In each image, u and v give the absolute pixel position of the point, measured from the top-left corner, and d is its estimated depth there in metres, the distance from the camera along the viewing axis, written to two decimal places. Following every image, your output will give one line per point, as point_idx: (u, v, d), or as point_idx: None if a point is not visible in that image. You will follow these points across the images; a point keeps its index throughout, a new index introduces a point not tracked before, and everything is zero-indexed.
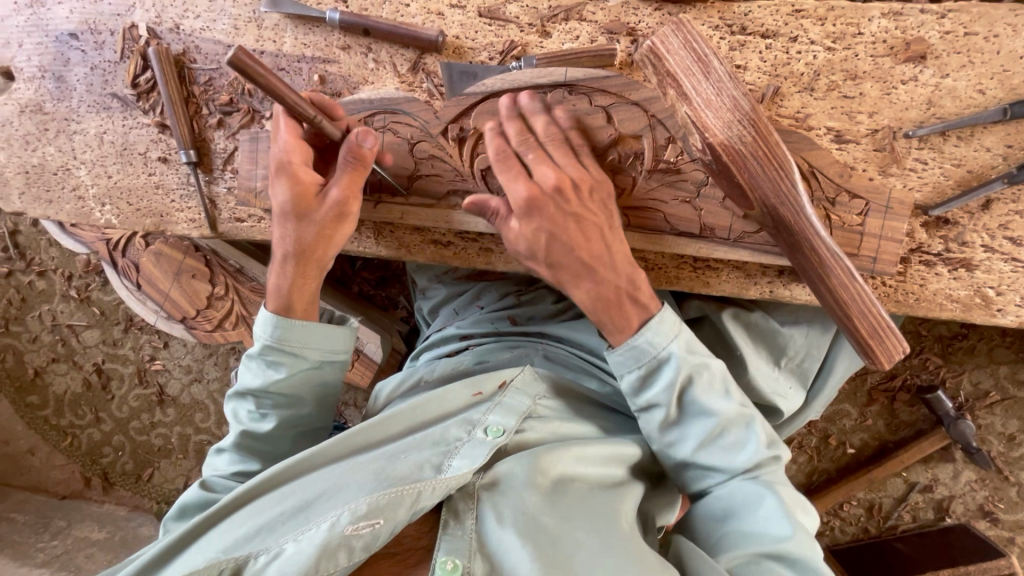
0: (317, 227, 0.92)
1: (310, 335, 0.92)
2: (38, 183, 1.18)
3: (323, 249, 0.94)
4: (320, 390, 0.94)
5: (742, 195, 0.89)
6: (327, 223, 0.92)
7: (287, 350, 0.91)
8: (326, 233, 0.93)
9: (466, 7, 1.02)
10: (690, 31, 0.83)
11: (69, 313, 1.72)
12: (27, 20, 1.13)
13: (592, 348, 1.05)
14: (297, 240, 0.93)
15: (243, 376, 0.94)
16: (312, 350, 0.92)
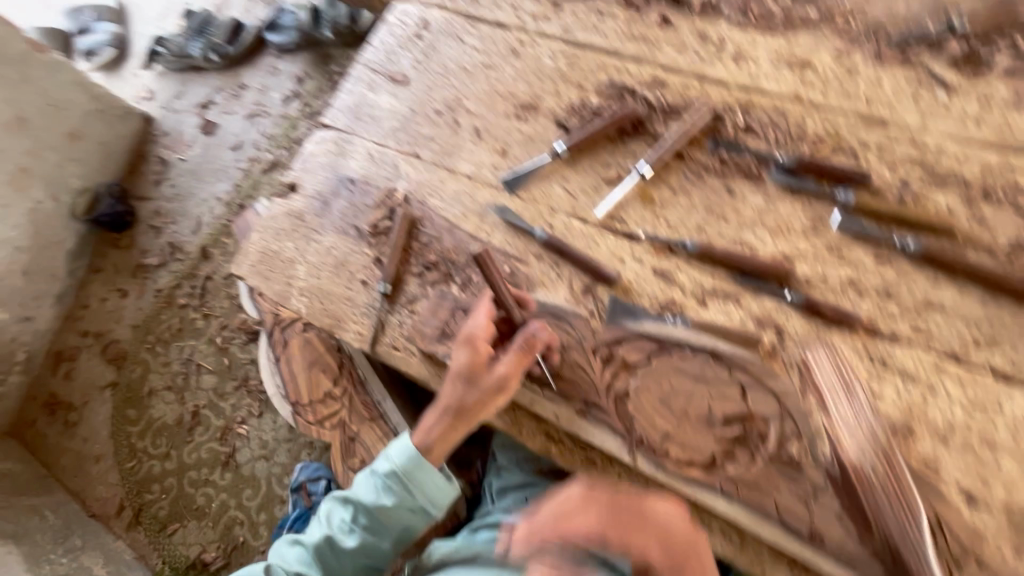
0: (480, 391, 1.13)
1: (427, 481, 1.15)
2: (267, 263, 1.49)
3: (476, 409, 1.14)
4: (403, 531, 1.19)
5: (864, 522, 0.97)
6: (488, 388, 1.13)
7: (404, 484, 1.15)
8: (484, 398, 1.13)
9: (645, 261, 1.23)
10: (840, 361, 1.06)
11: (204, 355, 1.97)
12: (326, 159, 1.54)
13: None
14: (460, 398, 1.14)
15: (358, 487, 1.18)
16: (421, 496, 1.16)
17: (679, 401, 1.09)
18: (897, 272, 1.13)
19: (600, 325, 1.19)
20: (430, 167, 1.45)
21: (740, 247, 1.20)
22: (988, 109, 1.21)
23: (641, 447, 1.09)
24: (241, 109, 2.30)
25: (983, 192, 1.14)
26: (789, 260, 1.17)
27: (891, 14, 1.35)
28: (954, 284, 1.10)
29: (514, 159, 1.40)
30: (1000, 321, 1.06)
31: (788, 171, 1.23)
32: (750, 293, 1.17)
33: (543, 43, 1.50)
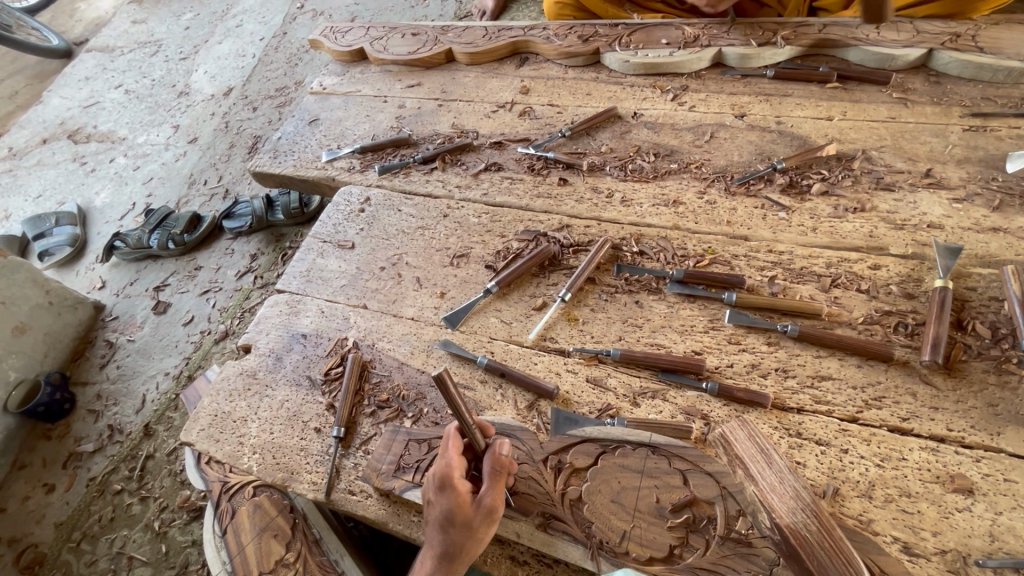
0: (471, 530, 1.08)
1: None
2: (218, 425, 1.50)
3: (469, 550, 1.09)
4: None
5: None
6: (479, 525, 1.08)
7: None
8: (478, 535, 1.09)
9: (578, 372, 1.38)
10: (752, 427, 1.10)
11: (138, 545, 1.79)
12: (280, 320, 1.67)
13: None
14: (453, 544, 1.08)
15: None
16: None
17: (629, 497, 1.15)
18: (786, 352, 1.33)
19: (547, 436, 1.27)
20: (378, 315, 1.60)
21: (657, 349, 1.38)
22: (817, 220, 1.56)
23: (603, 551, 1.11)
24: (195, 288, 2.45)
25: (832, 280, 1.42)
26: (699, 354, 1.35)
27: (730, 161, 1.76)
28: (833, 356, 1.30)
29: (453, 300, 1.59)
30: (878, 381, 1.25)
31: (681, 282, 1.48)
32: (674, 387, 1.32)
33: (468, 206, 1.81)
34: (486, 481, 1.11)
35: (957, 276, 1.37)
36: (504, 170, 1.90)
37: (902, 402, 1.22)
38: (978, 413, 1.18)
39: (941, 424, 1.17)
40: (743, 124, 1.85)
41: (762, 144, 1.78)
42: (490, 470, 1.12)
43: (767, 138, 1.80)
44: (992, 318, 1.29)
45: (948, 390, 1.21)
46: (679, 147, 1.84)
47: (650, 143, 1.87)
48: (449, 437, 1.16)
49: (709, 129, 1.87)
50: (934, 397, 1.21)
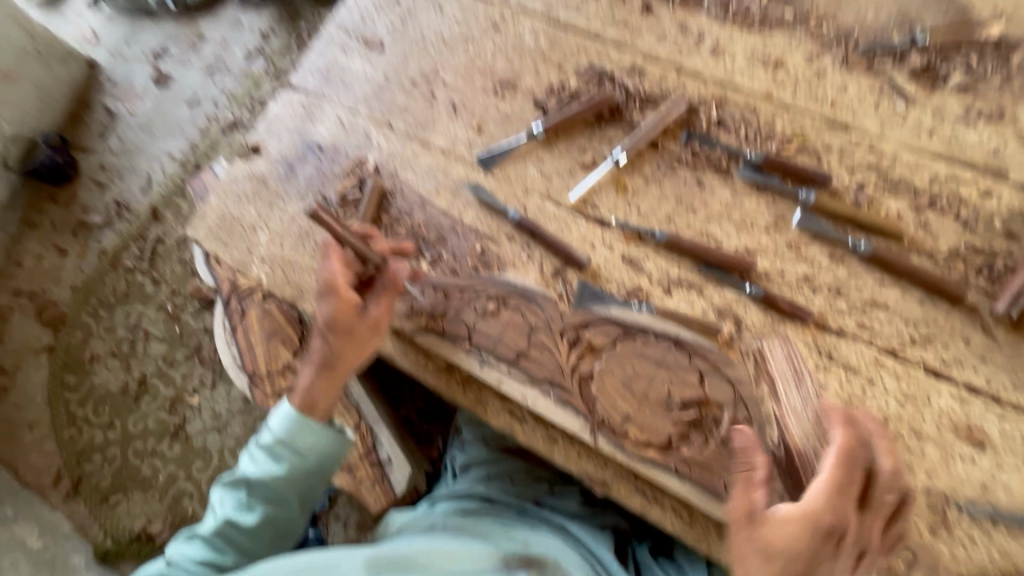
0: (350, 339, 1.16)
1: (309, 436, 1.15)
2: (226, 228, 1.42)
3: (350, 359, 1.18)
4: (302, 492, 1.18)
5: (801, 497, 0.99)
6: (362, 335, 1.17)
7: (287, 449, 1.16)
8: (356, 344, 1.17)
9: (615, 248, 1.26)
10: (792, 349, 1.12)
11: (153, 322, 1.87)
12: (294, 123, 1.48)
13: (603, 559, 1.21)
14: (332, 351, 1.16)
15: (246, 464, 1.19)
16: (309, 453, 1.16)
17: (640, 385, 1.12)
18: (847, 270, 1.19)
19: (568, 308, 1.21)
20: (403, 140, 1.41)
21: (706, 239, 1.24)
22: (940, 121, 1.28)
23: (602, 428, 1.12)
24: (198, 62, 2.16)
25: (929, 200, 1.22)
26: (751, 254, 1.22)
27: (861, 22, 1.39)
28: (897, 284, 1.18)
29: (490, 137, 1.38)
30: (935, 320, 1.15)
31: (755, 168, 1.28)
32: (713, 283, 1.21)
33: (525, 19, 1.47)
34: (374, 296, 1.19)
35: None
36: None
37: (952, 346, 1.13)
38: None
39: (982, 376, 1.11)
40: None
41: (909, 5, 1.39)
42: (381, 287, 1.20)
43: None
44: None
45: (1005, 345, 1.12)
46: None
47: None
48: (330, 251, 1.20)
49: None
50: (987, 348, 1.12)
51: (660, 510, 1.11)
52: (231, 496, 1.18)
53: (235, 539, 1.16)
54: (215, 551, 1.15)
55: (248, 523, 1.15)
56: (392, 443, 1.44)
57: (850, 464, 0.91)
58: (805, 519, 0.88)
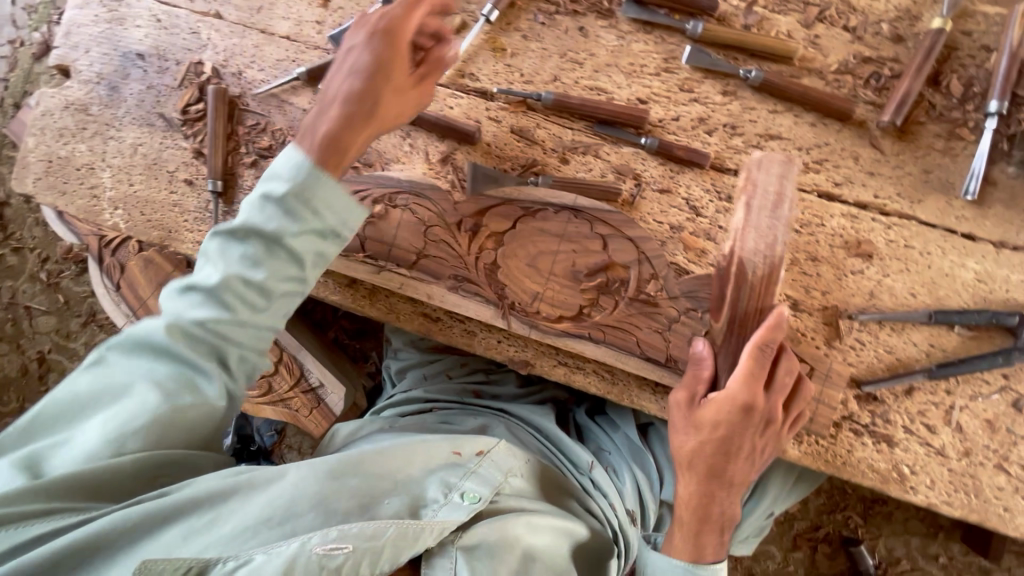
0: (393, 90, 0.99)
1: (336, 193, 0.91)
2: (58, 173, 1.21)
3: (383, 114, 0.98)
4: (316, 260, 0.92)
5: (720, 304, 1.05)
6: (407, 92, 1.01)
7: (300, 202, 0.88)
8: (393, 99, 0.99)
9: (502, 122, 1.16)
10: (790, 173, 1.02)
11: (30, 295, 1.67)
12: (101, 31, 1.22)
13: (547, 430, 1.22)
14: (368, 95, 0.96)
15: (241, 223, 0.89)
16: (328, 215, 0.90)
17: (545, 261, 1.09)
18: (741, 104, 1.14)
19: (461, 196, 1.13)
20: (239, 31, 1.19)
21: (596, 94, 1.15)
22: None
23: (514, 311, 1.10)
24: None
25: (819, 12, 1.14)
26: (644, 103, 1.14)
27: None
28: (790, 111, 1.14)
29: (341, 12, 1.18)
30: (827, 141, 1.13)
31: (639, 4, 1.15)
32: (608, 142, 1.15)
33: None
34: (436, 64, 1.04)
35: (959, 15, 1.14)
36: None
37: (842, 166, 1.13)
38: (909, 180, 1.12)
39: (870, 190, 1.12)
40: None
41: None
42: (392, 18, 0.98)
43: None
44: (971, 73, 1.13)
45: (891, 155, 1.12)
46: None
47: None
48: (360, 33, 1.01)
49: None
50: (876, 162, 1.13)
51: (583, 376, 1.14)
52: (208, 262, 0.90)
53: (246, 307, 0.88)
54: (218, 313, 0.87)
55: (261, 280, 0.88)
56: (320, 367, 1.41)
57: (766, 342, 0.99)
58: (727, 402, 0.98)
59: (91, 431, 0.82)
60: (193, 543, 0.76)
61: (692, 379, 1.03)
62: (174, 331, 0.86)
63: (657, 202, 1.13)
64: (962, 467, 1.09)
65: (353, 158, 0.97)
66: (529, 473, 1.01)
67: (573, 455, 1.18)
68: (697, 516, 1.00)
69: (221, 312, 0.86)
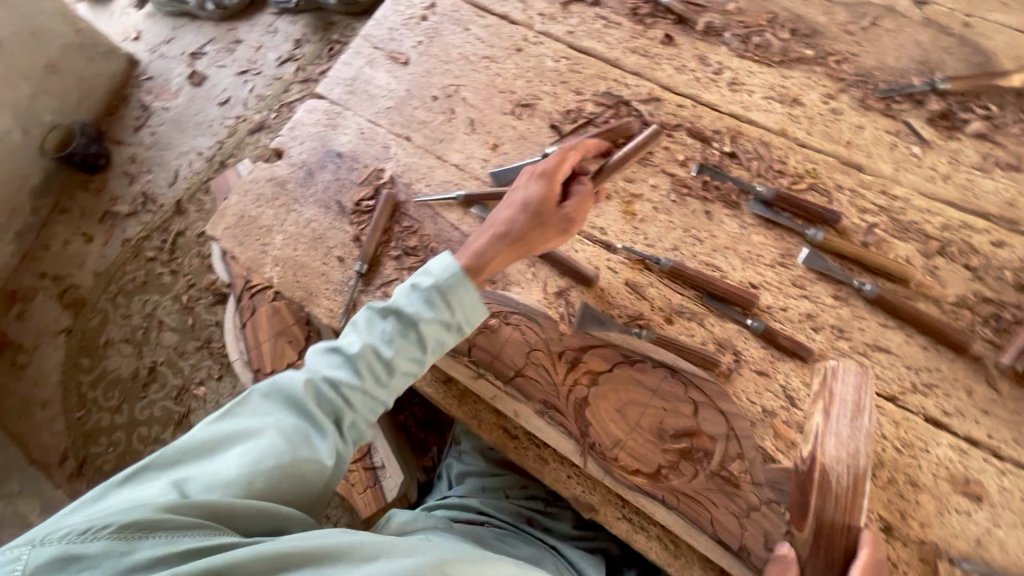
0: (543, 221, 1.16)
1: (468, 300, 1.06)
2: (243, 227, 1.47)
3: (533, 242, 1.16)
4: (438, 347, 1.06)
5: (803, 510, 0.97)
6: (548, 232, 1.16)
7: (443, 298, 1.04)
8: (539, 235, 1.16)
9: (619, 273, 1.27)
10: (867, 384, 0.97)
11: (167, 311, 1.92)
12: (316, 130, 1.53)
13: None
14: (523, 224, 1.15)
15: (398, 295, 1.06)
16: (458, 311, 1.05)
17: (633, 411, 1.13)
18: (851, 311, 1.19)
19: (568, 329, 1.22)
20: (420, 153, 1.45)
21: (710, 270, 1.25)
22: (955, 168, 1.27)
23: (592, 451, 1.12)
24: (233, 64, 2.25)
25: (939, 246, 1.21)
26: (755, 288, 1.22)
27: (881, 64, 1.40)
28: (902, 329, 1.16)
29: (505, 155, 1.41)
30: (938, 367, 1.13)
31: (765, 203, 1.28)
32: (714, 314, 1.22)
33: (547, 43, 1.51)
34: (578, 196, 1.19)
35: None
36: (600, 6, 1.54)
37: (953, 396, 1.11)
38: None
39: (983, 428, 1.09)
40: (919, 16, 1.42)
41: (930, 50, 1.39)
42: (581, 190, 1.20)
43: (941, 42, 1.39)
44: None
45: (1008, 398, 1.10)
46: (825, 28, 1.45)
47: (790, 15, 1.47)
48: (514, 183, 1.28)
49: (871, 11, 1.45)
50: (990, 401, 1.10)
51: (645, 538, 1.12)
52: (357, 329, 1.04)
53: (370, 374, 1.01)
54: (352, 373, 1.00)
55: (388, 355, 1.01)
56: (386, 448, 1.50)
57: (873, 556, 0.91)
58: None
59: (228, 462, 0.88)
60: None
61: None
62: (310, 387, 0.98)
63: (753, 382, 1.14)
64: None
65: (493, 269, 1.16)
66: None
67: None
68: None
69: (353, 377, 0.99)
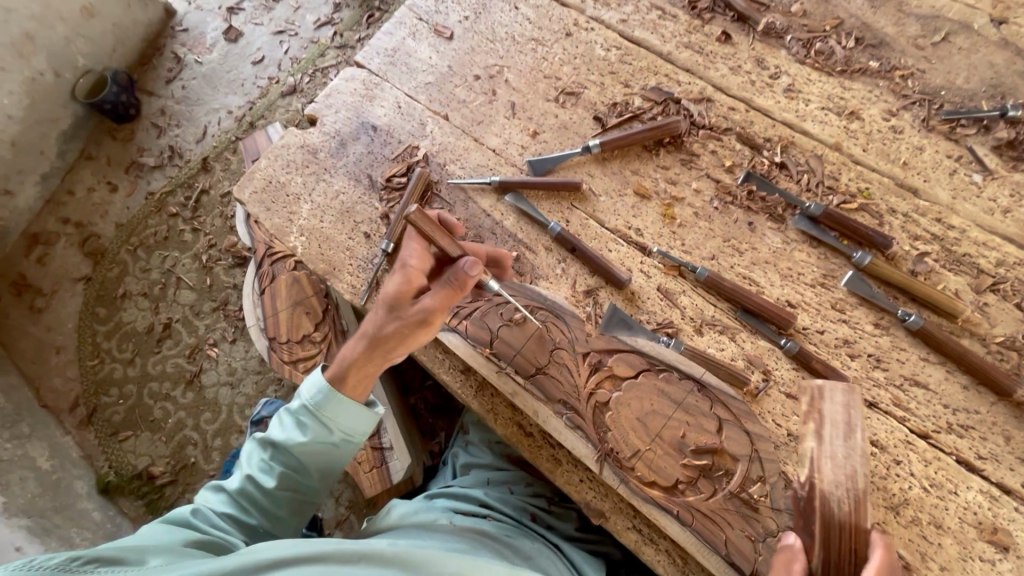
0: (399, 323, 1.08)
1: (339, 412, 1.08)
2: (271, 193, 1.44)
3: (394, 343, 1.09)
4: (323, 468, 1.11)
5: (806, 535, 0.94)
6: (416, 317, 1.07)
7: (317, 421, 1.08)
8: (403, 329, 1.08)
9: (652, 277, 1.23)
10: (857, 400, 0.93)
11: (186, 269, 1.91)
12: (352, 100, 1.48)
13: None
14: (376, 329, 1.09)
15: (274, 427, 1.11)
16: (337, 429, 1.09)
17: (655, 422, 1.10)
18: (891, 341, 1.14)
19: (595, 330, 1.19)
20: (457, 133, 1.41)
21: (748, 284, 1.20)
22: (1018, 201, 1.21)
23: (609, 459, 1.09)
24: (270, 23, 2.20)
25: (992, 283, 1.15)
26: (792, 307, 1.18)
27: (949, 84, 1.32)
28: (943, 365, 1.12)
29: (544, 144, 1.36)
30: (976, 409, 1.09)
31: (812, 220, 1.23)
32: (747, 330, 1.18)
33: (598, 30, 1.45)
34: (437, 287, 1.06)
35: None
36: None
37: (989, 440, 1.07)
38: None
39: (1017, 477, 1.04)
40: (996, 36, 1.34)
41: (1005, 73, 1.31)
42: (451, 275, 1.06)
43: (1018, 66, 1.31)
44: None
45: None
46: (893, 40, 1.37)
47: (858, 23, 1.39)
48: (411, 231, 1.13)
49: (946, 26, 1.36)
50: None
51: (654, 551, 1.09)
52: (259, 452, 1.10)
53: (261, 500, 1.08)
54: (240, 509, 1.07)
55: (268, 487, 1.07)
56: (395, 431, 1.48)
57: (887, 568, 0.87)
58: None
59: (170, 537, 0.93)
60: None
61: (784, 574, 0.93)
62: (200, 515, 1.02)
63: (781, 404, 1.11)
64: None
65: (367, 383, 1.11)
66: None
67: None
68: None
69: (240, 512, 1.07)
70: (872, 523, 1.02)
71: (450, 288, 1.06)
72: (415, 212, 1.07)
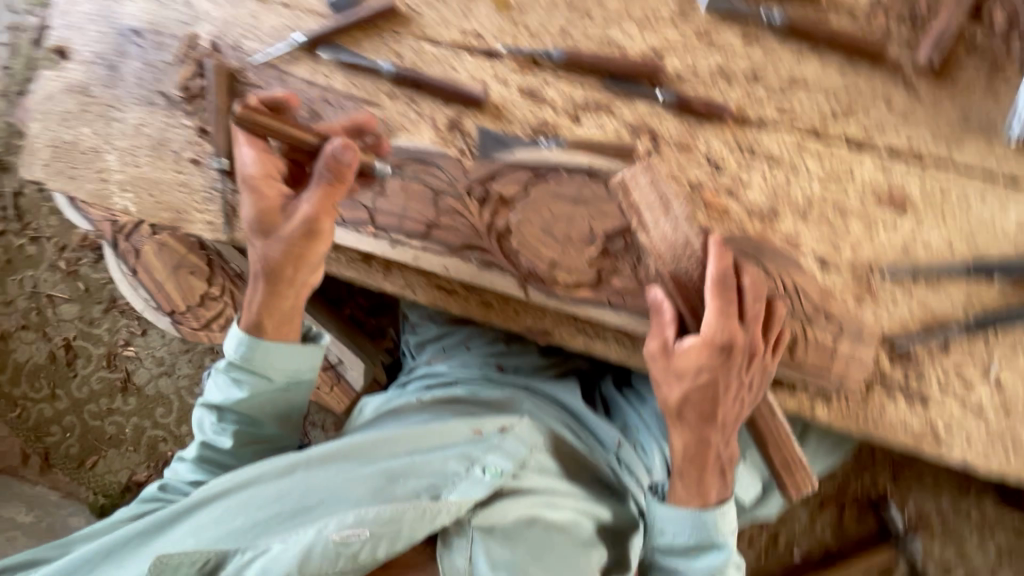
0: (286, 243, 1.01)
1: (274, 360, 1.05)
2: (66, 158, 1.20)
3: (291, 267, 1.03)
4: (283, 409, 1.09)
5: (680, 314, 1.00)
6: (299, 231, 1.00)
7: (253, 371, 1.05)
8: (292, 247, 1.01)
9: (510, 82, 1.10)
10: (657, 174, 0.99)
11: (52, 284, 1.70)
12: (97, 9, 1.19)
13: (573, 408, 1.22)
14: (267, 260, 1.02)
15: (212, 390, 1.08)
16: (278, 371, 1.06)
17: (560, 227, 1.05)
18: (762, 50, 1.09)
19: (471, 162, 1.09)
20: (236, 2, 1.16)
21: (609, 48, 1.10)
22: None
23: (530, 280, 1.07)
24: None
25: None
26: (658, 55, 1.09)
27: None
28: (816, 55, 1.08)
29: None
30: (855, 85, 1.07)
31: None
32: (621, 99, 1.09)
33: None
34: (312, 187, 0.99)
35: None
36: None
37: (873, 111, 1.07)
38: (946, 122, 1.06)
39: (902, 137, 1.06)
40: None
41: None
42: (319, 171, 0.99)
43: None
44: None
45: (926, 95, 1.07)
46: None
47: None
48: (240, 137, 1.04)
49: None
50: (909, 104, 1.07)
51: (603, 344, 1.11)
52: (208, 416, 1.09)
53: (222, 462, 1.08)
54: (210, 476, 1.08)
55: (226, 447, 1.07)
56: (338, 344, 1.47)
57: (724, 290, 0.97)
58: (706, 347, 0.96)
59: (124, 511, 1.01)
60: (259, 508, 0.91)
61: (659, 327, 0.99)
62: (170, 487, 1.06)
63: (676, 158, 1.08)
64: (1001, 425, 1.05)
65: (287, 318, 1.06)
66: (554, 449, 1.07)
67: (599, 432, 1.18)
68: (696, 463, 1.02)
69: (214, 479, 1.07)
70: (778, 236, 1.07)
71: (327, 188, 0.99)
72: (242, 110, 1.00)
